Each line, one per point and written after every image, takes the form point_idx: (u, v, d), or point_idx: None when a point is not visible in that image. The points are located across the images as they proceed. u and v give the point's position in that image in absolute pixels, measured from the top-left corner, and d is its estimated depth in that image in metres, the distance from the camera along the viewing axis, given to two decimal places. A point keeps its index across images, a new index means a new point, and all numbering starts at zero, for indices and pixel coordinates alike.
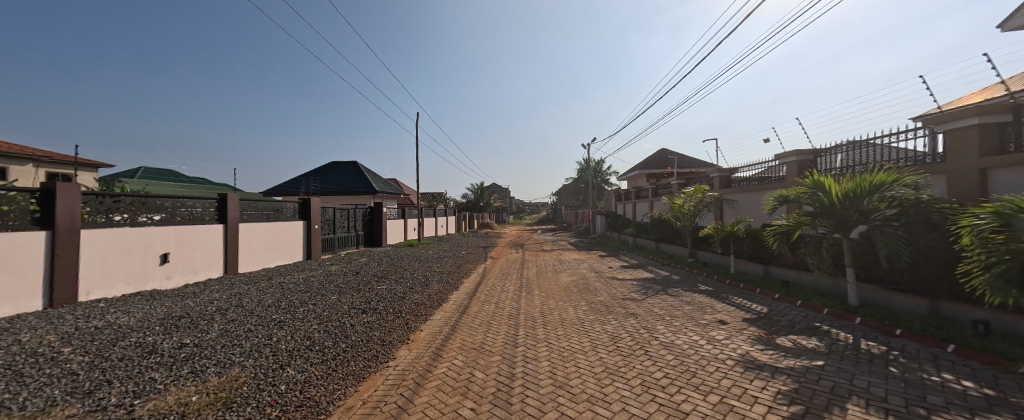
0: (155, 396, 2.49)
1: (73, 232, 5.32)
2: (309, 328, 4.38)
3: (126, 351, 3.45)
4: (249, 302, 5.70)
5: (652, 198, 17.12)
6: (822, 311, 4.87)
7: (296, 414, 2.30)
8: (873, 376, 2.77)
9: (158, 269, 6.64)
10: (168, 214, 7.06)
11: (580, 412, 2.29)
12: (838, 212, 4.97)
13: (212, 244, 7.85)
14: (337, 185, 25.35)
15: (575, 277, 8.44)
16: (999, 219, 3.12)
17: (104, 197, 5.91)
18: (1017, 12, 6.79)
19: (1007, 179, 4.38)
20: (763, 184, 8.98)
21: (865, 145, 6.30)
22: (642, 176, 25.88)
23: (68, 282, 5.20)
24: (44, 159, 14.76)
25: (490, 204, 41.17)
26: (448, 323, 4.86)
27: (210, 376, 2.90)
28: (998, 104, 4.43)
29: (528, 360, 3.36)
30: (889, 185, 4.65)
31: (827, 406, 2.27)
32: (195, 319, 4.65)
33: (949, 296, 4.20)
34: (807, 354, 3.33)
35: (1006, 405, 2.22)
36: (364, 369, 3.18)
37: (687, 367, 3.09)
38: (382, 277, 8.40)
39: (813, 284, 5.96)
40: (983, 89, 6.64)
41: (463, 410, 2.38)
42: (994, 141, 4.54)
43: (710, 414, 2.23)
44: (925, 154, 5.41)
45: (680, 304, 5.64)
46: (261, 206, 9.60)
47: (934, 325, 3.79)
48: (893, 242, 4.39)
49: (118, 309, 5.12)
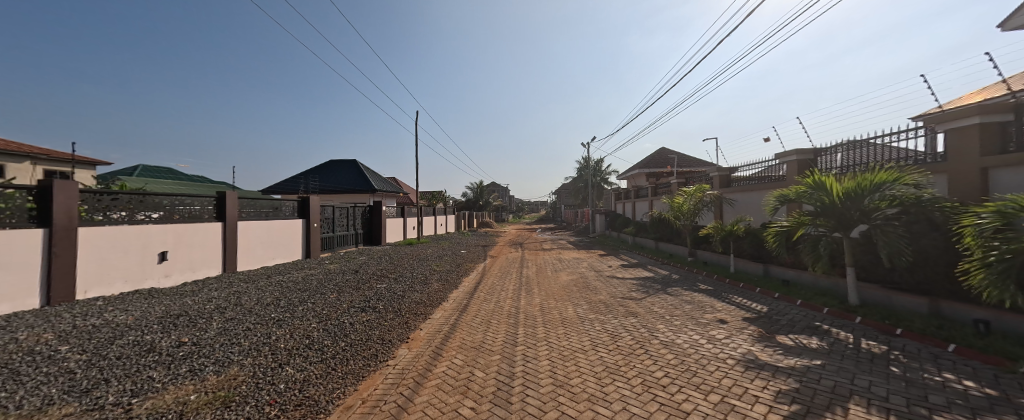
0: (153, 395, 2.48)
1: (70, 230, 5.28)
2: (308, 326, 4.36)
3: (124, 349, 3.43)
4: (248, 300, 5.68)
5: (652, 197, 17.11)
6: (822, 310, 4.87)
7: (295, 413, 2.28)
8: (874, 376, 2.76)
9: (157, 267, 6.61)
10: (167, 212, 7.02)
11: (580, 412, 2.28)
12: (839, 211, 4.97)
13: (211, 243, 7.82)
14: (336, 183, 25.31)
15: (575, 276, 8.44)
16: (1001, 218, 3.11)
17: (102, 195, 5.89)
18: (1017, 12, 6.78)
19: (1008, 178, 4.37)
20: (763, 183, 8.97)
21: (865, 144, 6.30)
22: (642, 175, 25.88)
23: (65, 280, 5.17)
24: (41, 156, 14.69)
25: (489, 203, 41.14)
26: (448, 322, 4.85)
27: (209, 374, 2.88)
28: (1000, 103, 4.42)
29: (528, 359, 3.35)
30: (890, 184, 4.66)
31: (828, 406, 2.26)
32: (194, 318, 4.63)
33: (949, 296, 4.19)
34: (807, 353, 3.32)
35: (1007, 405, 2.21)
36: (364, 368, 3.17)
37: (688, 366, 3.08)
38: (381, 275, 8.38)
39: (813, 284, 5.96)
40: (985, 88, 6.62)
41: (463, 409, 2.37)
42: (995, 140, 4.53)
43: (711, 413, 2.22)
44: (926, 153, 5.40)
45: (679, 303, 5.64)
46: (261, 205, 9.56)
47: (934, 325, 3.79)
48: (894, 240, 4.39)
49: (116, 307, 5.09)
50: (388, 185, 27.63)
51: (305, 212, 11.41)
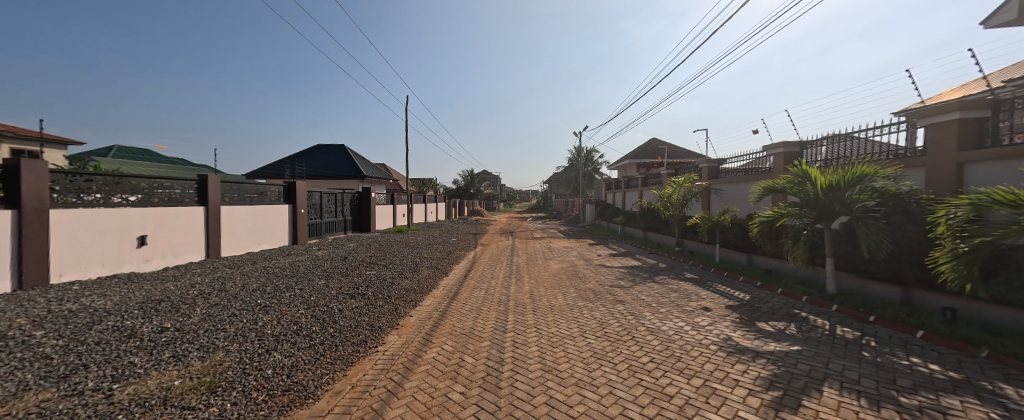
0: (135, 381, 2.43)
1: (41, 212, 5.05)
2: (296, 313, 4.32)
3: (104, 335, 3.35)
4: (233, 286, 5.57)
5: (641, 187, 17.36)
6: (801, 298, 5.06)
7: (284, 398, 2.28)
8: (848, 360, 2.89)
9: (136, 252, 6.40)
10: (145, 195, 6.75)
11: (568, 396, 2.34)
12: (823, 202, 5.10)
13: (193, 227, 7.59)
14: (324, 168, 24.85)
15: (564, 264, 8.52)
16: (973, 210, 3.23)
17: (75, 176, 5.62)
18: (998, 10, 6.96)
19: (982, 173, 4.54)
20: (750, 174, 9.15)
21: (846, 138, 6.53)
22: (632, 165, 26.16)
23: (38, 264, 4.99)
24: (7, 134, 13.96)
25: (481, 191, 41.00)
26: (438, 309, 4.85)
27: (193, 360, 2.84)
28: (979, 99, 4.55)
29: (517, 346, 3.39)
30: (870, 177, 4.81)
31: (804, 389, 2.36)
32: (176, 303, 4.52)
33: (920, 284, 4.40)
34: (787, 339, 3.45)
35: (970, 387, 2.35)
36: (353, 354, 3.16)
37: (672, 351, 3.18)
38: (371, 262, 8.31)
39: (794, 273, 6.16)
40: (963, 87, 6.85)
41: (453, 394, 2.40)
42: (972, 135, 4.68)
43: (693, 397, 2.30)
44: (905, 148, 5.57)
45: (665, 291, 5.76)
46: (244, 189, 9.30)
47: (905, 312, 3.97)
48: (873, 230, 4.52)
49: (94, 292, 4.94)
50: (377, 171, 27.12)
51: (292, 198, 11.15)
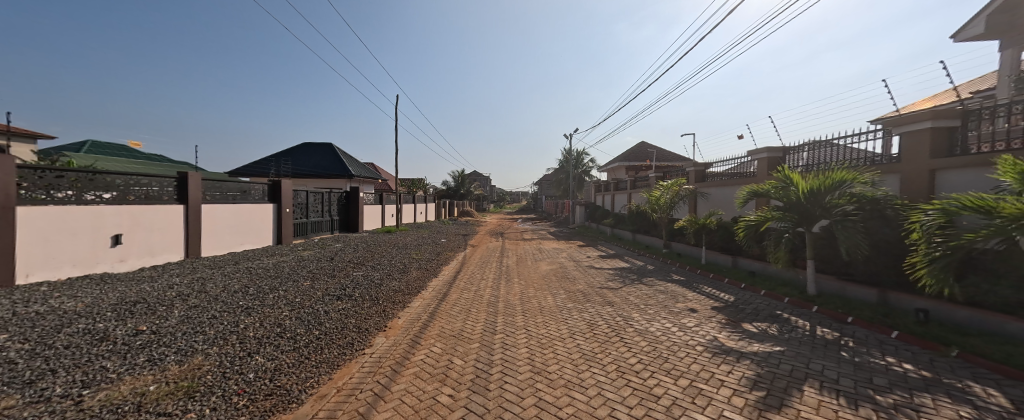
0: (108, 386, 2.33)
1: (6, 209, 4.79)
2: (280, 314, 4.21)
3: (74, 338, 3.19)
4: (213, 287, 5.39)
5: (630, 190, 17.57)
6: (784, 300, 5.19)
7: (266, 403, 2.21)
8: (828, 360, 2.98)
9: (110, 251, 6.14)
10: (120, 192, 6.49)
11: (557, 398, 2.34)
12: (804, 206, 5.25)
13: (172, 226, 7.34)
14: (310, 167, 24.34)
15: (554, 266, 8.55)
16: (945, 215, 3.38)
17: (45, 171, 5.37)
18: (965, 25, 7.33)
19: (953, 180, 4.75)
20: (735, 178, 9.37)
21: (826, 145, 6.75)
22: (621, 168, 26.52)
23: (3, 264, 4.73)
24: None
25: (471, 192, 40.76)
26: (426, 310, 4.80)
27: (170, 364, 2.73)
28: (950, 109, 4.76)
29: (507, 348, 3.38)
30: (849, 183, 4.96)
31: (786, 388, 2.42)
32: (153, 305, 4.35)
33: (895, 286, 4.56)
34: (770, 340, 3.53)
35: (940, 385, 2.45)
36: (339, 357, 3.10)
37: (660, 352, 3.22)
38: (357, 263, 8.16)
39: (777, 275, 6.31)
40: (934, 97, 7.16)
41: (441, 396, 2.37)
42: (944, 144, 4.89)
43: (680, 397, 2.34)
44: (881, 154, 5.78)
45: (653, 293, 5.84)
46: (227, 188, 9.02)
47: (881, 313, 4.11)
48: (853, 234, 4.66)
49: (64, 293, 4.71)
50: (365, 170, 26.69)
51: (276, 197, 10.87)
